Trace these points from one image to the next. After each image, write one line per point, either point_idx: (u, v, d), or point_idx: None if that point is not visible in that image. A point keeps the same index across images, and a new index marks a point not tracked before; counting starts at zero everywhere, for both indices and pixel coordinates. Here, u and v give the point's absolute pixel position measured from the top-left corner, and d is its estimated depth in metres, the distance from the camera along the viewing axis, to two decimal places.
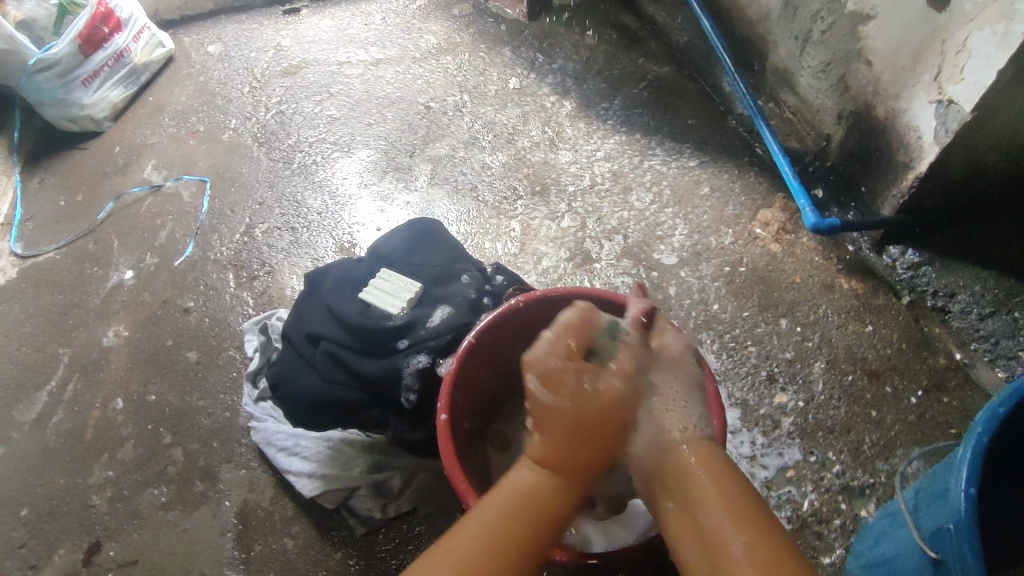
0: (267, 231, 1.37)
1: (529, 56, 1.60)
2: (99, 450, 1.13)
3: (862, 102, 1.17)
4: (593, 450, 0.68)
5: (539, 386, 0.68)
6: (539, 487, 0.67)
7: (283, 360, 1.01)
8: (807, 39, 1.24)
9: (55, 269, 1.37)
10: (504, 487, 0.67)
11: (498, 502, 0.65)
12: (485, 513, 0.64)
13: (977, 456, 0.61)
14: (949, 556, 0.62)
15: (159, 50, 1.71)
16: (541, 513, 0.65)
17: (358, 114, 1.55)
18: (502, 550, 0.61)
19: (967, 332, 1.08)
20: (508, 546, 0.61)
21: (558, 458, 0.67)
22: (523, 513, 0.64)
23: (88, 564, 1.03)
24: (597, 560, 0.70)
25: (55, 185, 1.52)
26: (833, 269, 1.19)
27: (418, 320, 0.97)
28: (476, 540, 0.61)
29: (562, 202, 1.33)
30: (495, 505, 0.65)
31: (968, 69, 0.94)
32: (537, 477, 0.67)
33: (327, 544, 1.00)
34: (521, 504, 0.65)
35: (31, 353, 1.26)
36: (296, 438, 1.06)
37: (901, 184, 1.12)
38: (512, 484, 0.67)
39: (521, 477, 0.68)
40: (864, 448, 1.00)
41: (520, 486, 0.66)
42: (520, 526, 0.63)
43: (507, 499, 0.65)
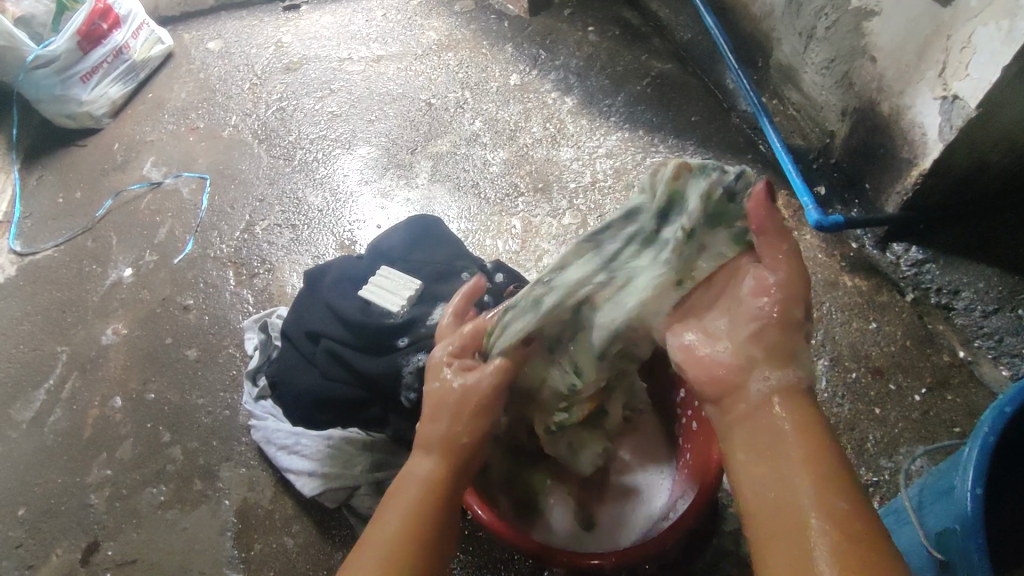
0: (267, 228, 1.36)
1: (531, 53, 1.59)
2: (98, 448, 1.12)
3: (866, 99, 1.16)
4: (479, 428, 0.71)
5: (455, 384, 0.71)
6: (436, 473, 0.68)
7: (284, 357, 1.00)
8: (811, 36, 1.24)
9: (54, 266, 1.36)
10: (405, 480, 0.68)
11: (400, 497, 0.67)
12: (388, 513, 0.65)
13: (984, 455, 0.60)
14: (956, 556, 0.62)
15: (159, 47, 1.70)
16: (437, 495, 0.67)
17: (359, 111, 1.54)
18: (404, 543, 0.62)
19: (971, 329, 1.07)
20: (410, 532, 0.63)
21: (455, 443, 0.69)
22: (422, 500, 0.66)
23: (86, 563, 1.02)
24: (599, 560, 0.72)
25: (53, 182, 1.51)
26: (836, 266, 1.18)
27: (419, 317, 0.96)
28: (383, 541, 0.62)
29: (564, 199, 1.32)
30: (400, 499, 0.66)
31: (974, 65, 0.93)
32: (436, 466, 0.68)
33: (327, 544, 1.00)
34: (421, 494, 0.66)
35: (29, 350, 1.25)
36: (295, 436, 1.04)
37: (905, 181, 1.12)
38: (411, 478, 0.68)
39: (417, 468, 0.69)
40: (868, 446, 0.99)
41: (417, 478, 0.68)
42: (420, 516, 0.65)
43: (411, 492, 0.66)
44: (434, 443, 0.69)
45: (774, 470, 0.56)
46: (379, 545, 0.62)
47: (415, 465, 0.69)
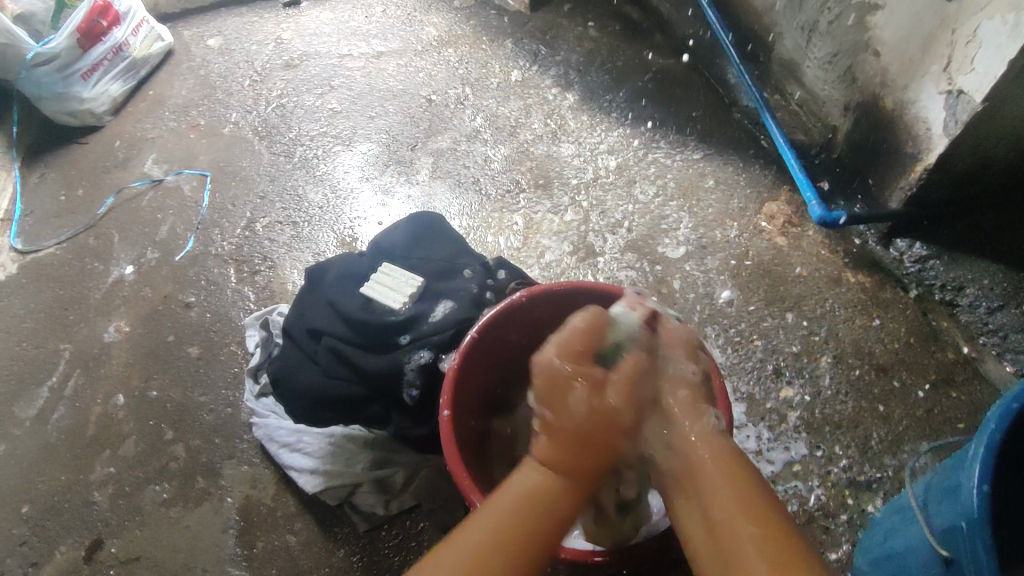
0: (269, 225, 1.36)
1: (531, 48, 1.59)
2: (101, 446, 1.12)
3: (869, 93, 1.15)
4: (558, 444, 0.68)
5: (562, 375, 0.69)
6: (547, 494, 0.65)
7: (284, 354, 1.00)
8: (814, 30, 1.22)
9: (55, 265, 1.36)
10: (508, 490, 0.65)
11: (497, 506, 0.64)
12: (477, 530, 0.61)
13: (990, 451, 0.60)
14: (962, 554, 0.62)
15: (159, 44, 1.69)
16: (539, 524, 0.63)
17: (359, 107, 1.54)
18: (495, 567, 0.59)
19: (975, 326, 1.06)
20: (492, 555, 0.59)
21: (568, 467, 0.66)
22: (520, 530, 0.62)
23: (90, 561, 1.02)
24: (603, 556, 0.69)
25: (55, 180, 1.51)
26: (839, 263, 1.18)
27: (421, 314, 0.96)
28: (471, 553, 0.59)
29: (565, 195, 1.32)
30: (493, 515, 0.63)
31: (979, 59, 0.93)
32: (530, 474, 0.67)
33: (330, 540, 1.00)
34: (517, 515, 0.63)
35: (31, 349, 1.25)
36: (298, 434, 1.05)
37: (909, 176, 1.11)
38: (519, 485, 0.66)
39: (526, 480, 0.66)
40: (872, 443, 0.99)
41: (523, 487, 0.65)
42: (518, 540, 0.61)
43: (512, 505, 0.63)
44: (549, 464, 0.67)
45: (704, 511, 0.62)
46: (461, 566, 0.58)
47: (522, 471, 0.67)
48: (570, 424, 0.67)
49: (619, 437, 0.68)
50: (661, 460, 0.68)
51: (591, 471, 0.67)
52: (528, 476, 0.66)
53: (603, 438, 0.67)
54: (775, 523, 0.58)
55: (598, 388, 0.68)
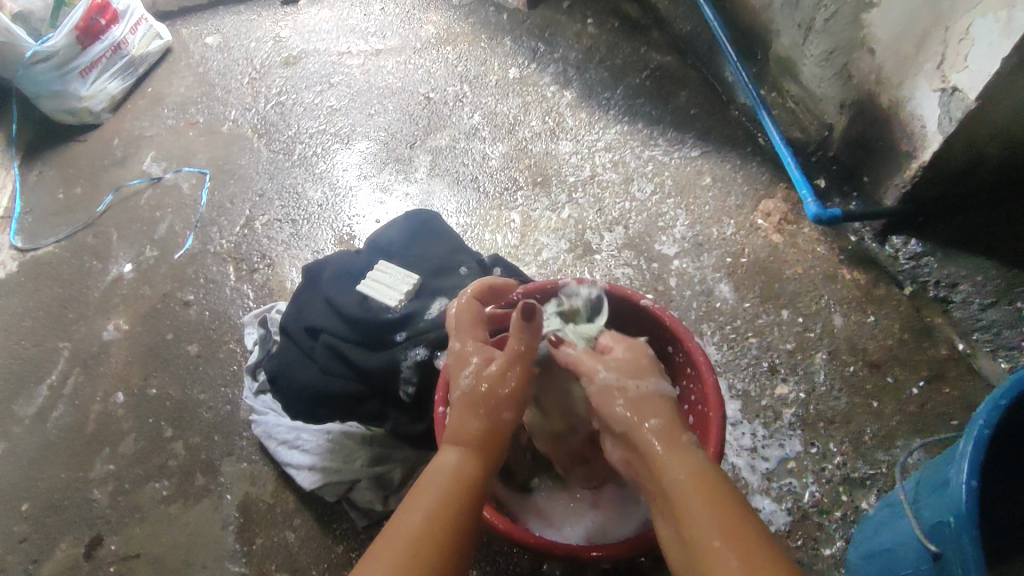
0: (267, 223, 1.36)
1: (530, 46, 1.59)
2: (101, 443, 1.13)
3: (865, 91, 1.15)
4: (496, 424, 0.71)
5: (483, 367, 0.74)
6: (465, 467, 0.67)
7: (282, 352, 1.01)
8: (809, 28, 1.22)
9: (54, 263, 1.37)
10: (429, 474, 0.66)
11: (426, 492, 0.65)
12: (408, 518, 0.62)
13: (978, 449, 0.61)
14: (950, 550, 0.62)
15: (157, 42, 1.69)
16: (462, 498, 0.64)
17: (357, 105, 1.54)
18: (424, 545, 0.60)
19: (968, 322, 1.07)
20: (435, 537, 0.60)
21: (482, 436, 0.69)
22: (446, 503, 0.63)
23: (90, 557, 1.03)
24: (598, 553, 0.73)
25: (54, 178, 1.51)
26: (835, 260, 1.18)
27: (417, 312, 0.97)
28: (407, 537, 0.60)
29: (563, 192, 1.32)
30: (423, 499, 0.64)
31: (972, 57, 0.93)
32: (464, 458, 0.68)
33: (328, 537, 1.01)
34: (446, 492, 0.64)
35: (32, 346, 1.26)
36: (296, 431, 1.04)
37: (904, 173, 1.12)
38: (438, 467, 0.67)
39: (444, 461, 0.68)
40: (866, 439, 1.00)
41: (445, 470, 0.66)
42: (443, 516, 0.62)
43: (435, 488, 0.64)
44: (463, 438, 0.69)
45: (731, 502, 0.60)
46: (399, 553, 0.58)
47: (444, 455, 0.68)
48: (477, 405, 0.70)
49: (511, 406, 0.71)
50: (636, 462, 0.66)
51: (501, 433, 0.70)
52: (449, 459, 0.68)
53: (506, 413, 0.71)
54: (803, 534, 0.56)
55: (490, 361, 0.74)
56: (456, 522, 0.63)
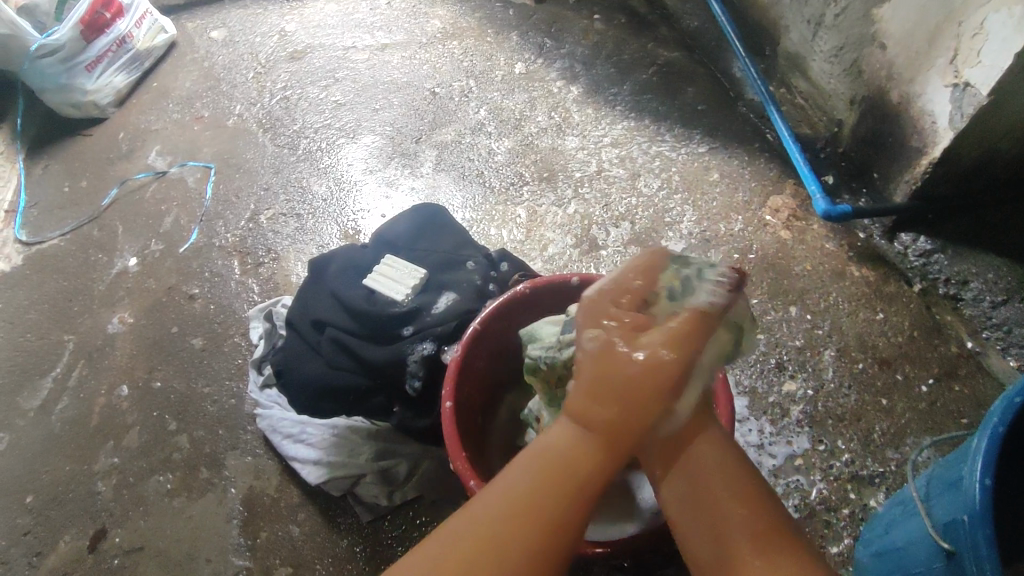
0: (272, 218, 1.36)
1: (536, 41, 1.58)
2: (105, 436, 1.13)
3: (875, 86, 1.15)
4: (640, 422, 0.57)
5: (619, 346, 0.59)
6: (573, 454, 0.57)
7: (287, 346, 0.99)
8: (819, 23, 1.22)
9: (59, 256, 1.36)
10: (537, 445, 0.59)
11: (525, 465, 0.58)
12: (494, 489, 0.57)
13: (992, 446, 0.60)
14: (963, 547, 0.61)
15: (162, 36, 1.68)
16: (566, 482, 0.56)
17: (363, 100, 1.54)
18: (509, 532, 0.53)
19: (979, 320, 1.06)
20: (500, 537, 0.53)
21: (614, 427, 0.57)
22: (543, 483, 0.56)
23: (94, 550, 1.03)
24: (601, 548, 0.73)
25: (59, 172, 1.51)
26: (844, 256, 1.17)
27: (424, 306, 0.96)
28: (490, 511, 0.55)
29: (569, 187, 1.32)
30: (518, 475, 0.57)
31: (986, 52, 0.92)
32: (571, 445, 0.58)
33: (333, 531, 1.00)
34: (551, 474, 0.56)
35: (36, 340, 1.25)
36: (301, 425, 1.05)
37: (914, 170, 1.11)
38: (552, 442, 0.59)
39: (562, 435, 0.59)
40: (875, 437, 0.99)
41: (558, 448, 0.57)
42: (529, 500, 0.55)
43: (532, 465, 0.57)
44: (588, 420, 0.58)
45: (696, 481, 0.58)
46: (470, 527, 0.54)
47: (559, 427, 0.60)
48: (606, 385, 0.58)
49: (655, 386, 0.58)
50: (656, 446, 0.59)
51: (634, 436, 0.57)
52: (560, 432, 0.59)
53: (627, 405, 0.57)
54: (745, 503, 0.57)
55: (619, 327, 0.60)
56: (551, 507, 0.55)
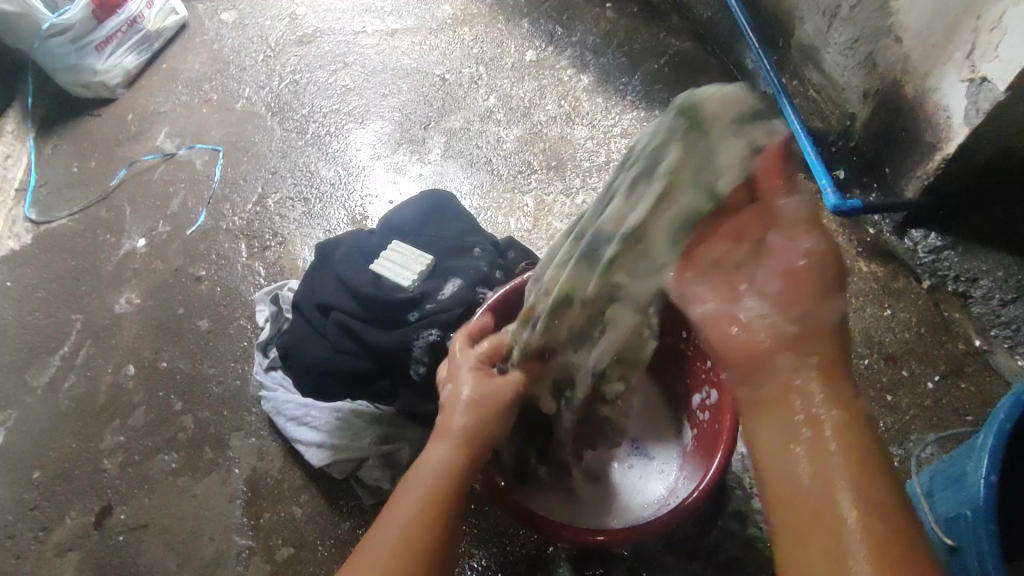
0: (279, 202, 1.36)
1: (547, 29, 1.56)
2: (111, 414, 1.14)
3: (890, 80, 1.13)
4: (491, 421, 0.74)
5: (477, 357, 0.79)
6: (449, 468, 0.70)
7: (294, 329, 1.01)
8: (835, 14, 1.20)
9: (67, 235, 1.37)
10: (417, 468, 0.71)
11: (414, 486, 0.69)
12: (411, 486, 0.69)
13: (998, 442, 0.60)
14: (965, 543, 0.62)
15: (173, 17, 1.67)
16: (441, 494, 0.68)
17: (372, 85, 1.53)
18: (422, 521, 0.66)
19: (987, 318, 1.06)
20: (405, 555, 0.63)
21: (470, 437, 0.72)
22: (431, 494, 0.68)
23: (100, 526, 1.04)
24: (601, 537, 0.76)
25: (68, 151, 1.52)
26: (853, 252, 1.17)
27: (430, 292, 0.96)
28: (405, 513, 0.66)
29: (578, 176, 1.31)
30: (414, 488, 0.69)
31: (1004, 46, 0.91)
32: (447, 456, 0.71)
33: (336, 513, 1.01)
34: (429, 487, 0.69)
35: (44, 318, 1.26)
36: (306, 408, 1.05)
37: (928, 165, 1.09)
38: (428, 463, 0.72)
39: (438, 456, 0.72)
40: (879, 433, 0.99)
41: (434, 466, 0.70)
42: (420, 529, 0.65)
43: (427, 480, 0.69)
44: (453, 435, 0.72)
45: (803, 452, 0.56)
46: (377, 550, 0.63)
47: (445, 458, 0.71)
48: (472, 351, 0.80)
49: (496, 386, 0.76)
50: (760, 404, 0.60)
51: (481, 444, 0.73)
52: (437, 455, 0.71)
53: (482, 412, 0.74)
54: (884, 520, 0.50)
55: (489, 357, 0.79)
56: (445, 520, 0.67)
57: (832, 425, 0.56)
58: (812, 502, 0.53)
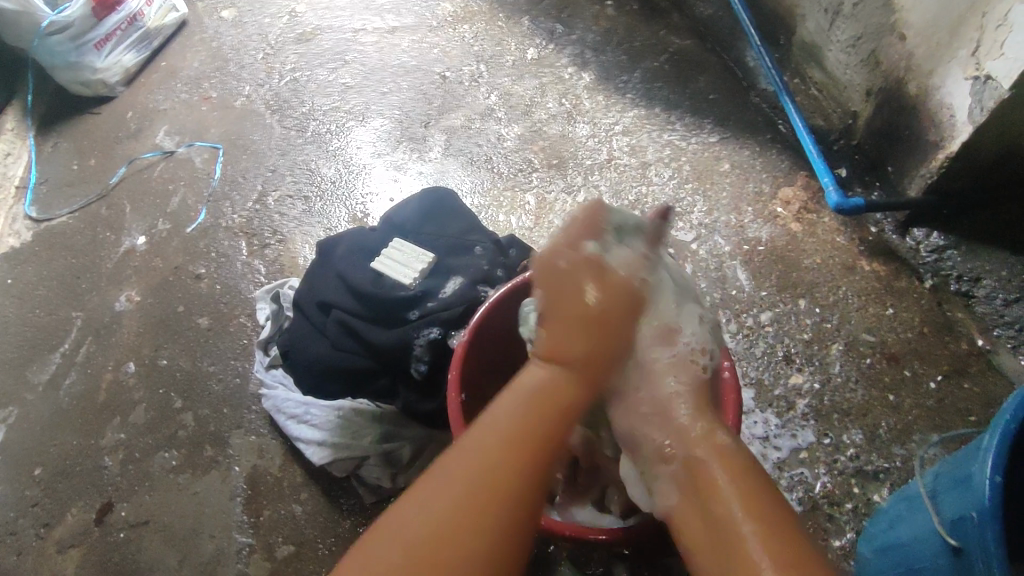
0: (279, 199, 1.36)
1: (547, 26, 1.56)
2: (111, 412, 1.14)
3: (893, 78, 1.13)
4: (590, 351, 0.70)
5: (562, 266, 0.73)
6: (551, 382, 0.69)
7: (294, 328, 1.01)
8: (837, 12, 1.19)
9: (68, 233, 1.37)
10: (513, 386, 0.69)
11: (506, 401, 0.67)
12: (486, 423, 0.65)
13: (1003, 442, 0.60)
14: (972, 542, 0.61)
15: (172, 14, 1.66)
16: (536, 412, 0.66)
17: (373, 83, 1.53)
18: (506, 462, 0.62)
19: (991, 318, 1.06)
20: (486, 501, 0.60)
21: (568, 355, 0.70)
22: (525, 421, 0.65)
23: (100, 523, 1.04)
24: (602, 535, 0.75)
25: (68, 148, 1.51)
26: (855, 250, 1.16)
27: (431, 291, 0.96)
28: (489, 441, 0.63)
29: (578, 175, 1.31)
30: (498, 417, 0.66)
31: (1009, 44, 0.90)
32: (547, 377, 0.69)
33: (336, 512, 1.01)
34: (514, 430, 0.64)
35: (44, 315, 1.26)
36: (306, 405, 1.04)
37: (931, 163, 1.09)
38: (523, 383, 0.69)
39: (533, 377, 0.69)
40: (881, 432, 0.98)
41: (531, 385, 0.68)
42: (506, 466, 0.62)
43: (517, 398, 0.67)
44: (558, 357, 0.70)
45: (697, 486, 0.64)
46: (453, 492, 0.60)
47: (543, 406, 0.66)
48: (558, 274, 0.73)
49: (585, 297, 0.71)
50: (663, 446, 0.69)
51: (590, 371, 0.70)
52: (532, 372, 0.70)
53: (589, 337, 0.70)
54: (775, 530, 0.58)
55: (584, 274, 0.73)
56: (529, 457, 0.63)
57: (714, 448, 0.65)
58: (718, 524, 0.60)
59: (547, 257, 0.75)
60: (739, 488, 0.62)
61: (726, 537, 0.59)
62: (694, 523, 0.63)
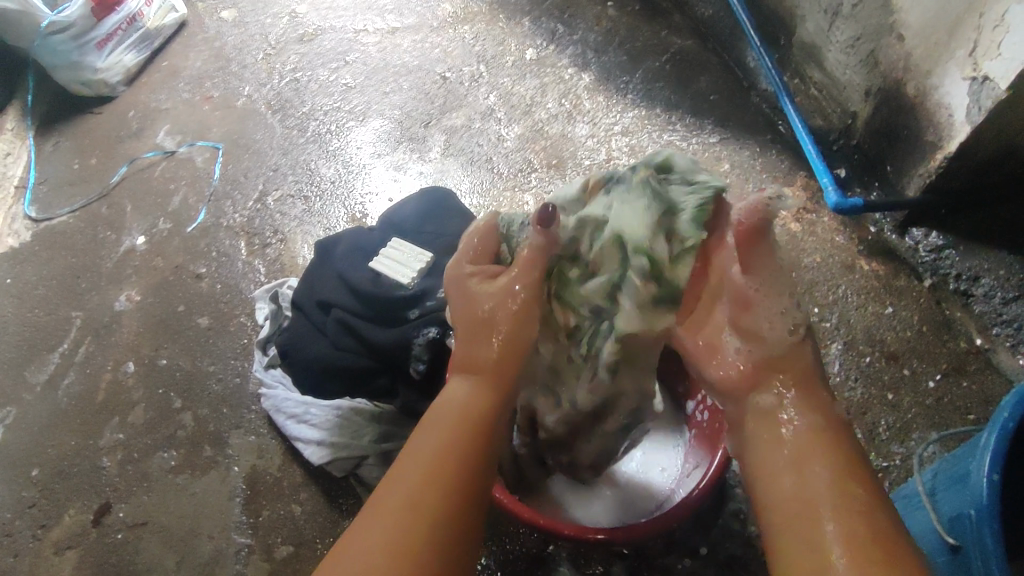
0: (279, 199, 1.36)
1: (548, 27, 1.56)
2: (111, 412, 1.13)
3: (892, 78, 1.13)
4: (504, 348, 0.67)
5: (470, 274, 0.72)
6: (474, 399, 0.66)
7: (294, 327, 1.00)
8: (837, 13, 1.19)
9: (67, 233, 1.37)
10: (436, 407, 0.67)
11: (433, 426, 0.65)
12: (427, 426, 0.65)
13: (1002, 440, 0.60)
14: (969, 540, 0.61)
15: (172, 15, 1.66)
16: (467, 422, 0.65)
17: (373, 83, 1.53)
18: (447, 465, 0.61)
19: (990, 316, 1.05)
20: (426, 503, 0.59)
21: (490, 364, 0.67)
22: (453, 435, 0.63)
23: (99, 524, 1.04)
24: (602, 535, 0.76)
25: (68, 148, 1.51)
26: (854, 250, 1.16)
27: (428, 291, 0.95)
28: (425, 450, 0.62)
29: (578, 174, 1.31)
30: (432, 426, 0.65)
31: (1007, 44, 0.90)
32: (473, 392, 0.67)
33: (335, 511, 1.01)
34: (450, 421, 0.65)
35: (44, 315, 1.26)
36: (305, 406, 1.05)
37: (929, 163, 1.09)
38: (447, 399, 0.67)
39: (456, 392, 0.68)
40: (880, 431, 0.98)
41: (455, 403, 0.66)
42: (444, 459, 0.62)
43: (448, 414, 0.66)
44: (477, 366, 0.67)
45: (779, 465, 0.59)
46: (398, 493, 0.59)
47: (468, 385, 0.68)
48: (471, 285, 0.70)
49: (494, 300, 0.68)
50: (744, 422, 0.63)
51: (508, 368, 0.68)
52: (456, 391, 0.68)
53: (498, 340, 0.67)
54: (872, 520, 0.53)
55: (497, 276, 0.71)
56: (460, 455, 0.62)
57: (804, 433, 0.59)
58: (794, 508, 0.56)
59: (454, 268, 0.72)
60: (832, 477, 0.56)
61: (806, 517, 0.55)
62: (773, 505, 0.58)
